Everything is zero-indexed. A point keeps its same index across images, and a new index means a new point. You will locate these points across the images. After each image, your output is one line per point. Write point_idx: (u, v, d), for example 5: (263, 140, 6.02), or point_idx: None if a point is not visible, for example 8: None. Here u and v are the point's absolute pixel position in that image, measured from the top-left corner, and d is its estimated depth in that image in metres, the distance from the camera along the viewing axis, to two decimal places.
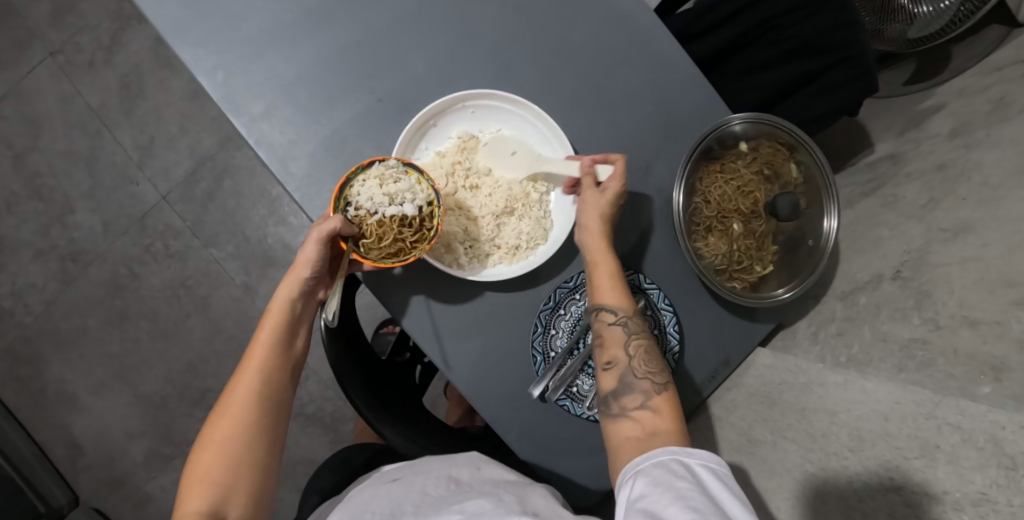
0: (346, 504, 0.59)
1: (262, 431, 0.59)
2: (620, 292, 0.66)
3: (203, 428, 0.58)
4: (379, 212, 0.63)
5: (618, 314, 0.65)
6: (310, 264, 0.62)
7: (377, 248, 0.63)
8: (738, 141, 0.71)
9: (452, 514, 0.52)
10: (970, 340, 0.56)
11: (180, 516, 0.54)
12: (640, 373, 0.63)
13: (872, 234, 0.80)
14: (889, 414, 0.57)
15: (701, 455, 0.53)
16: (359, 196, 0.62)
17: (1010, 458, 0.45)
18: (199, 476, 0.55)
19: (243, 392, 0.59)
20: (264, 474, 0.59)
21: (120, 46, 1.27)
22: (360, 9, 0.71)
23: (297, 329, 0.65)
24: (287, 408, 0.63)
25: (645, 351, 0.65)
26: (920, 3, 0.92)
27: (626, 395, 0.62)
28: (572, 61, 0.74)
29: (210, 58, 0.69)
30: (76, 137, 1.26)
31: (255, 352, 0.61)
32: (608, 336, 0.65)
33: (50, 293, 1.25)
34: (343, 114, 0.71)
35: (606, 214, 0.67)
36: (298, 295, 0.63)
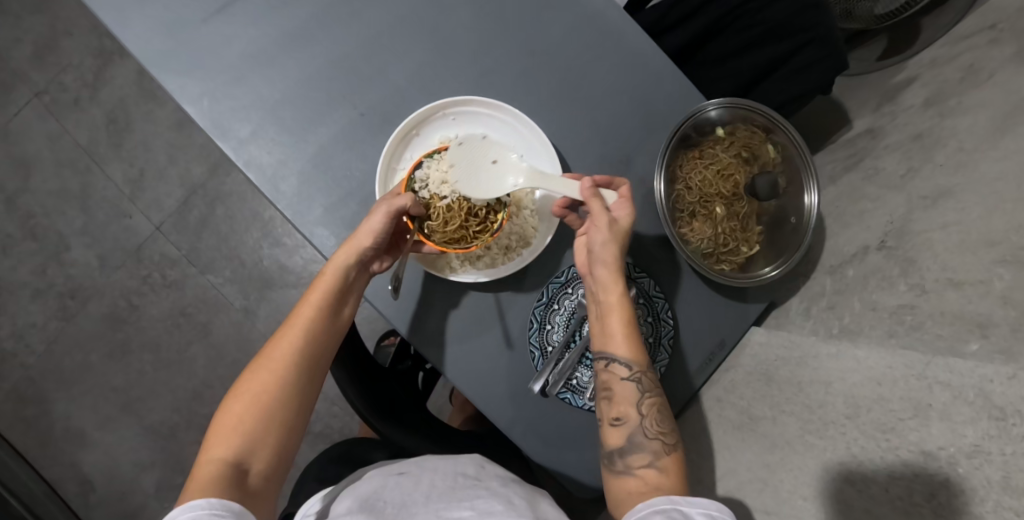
0: (353, 492, 0.59)
1: (297, 391, 0.60)
2: (633, 345, 0.64)
3: (240, 377, 0.60)
4: (449, 197, 0.68)
5: (631, 369, 0.64)
6: (372, 235, 0.64)
7: (442, 231, 0.69)
8: (714, 127, 0.73)
9: (463, 510, 0.52)
10: (956, 301, 0.57)
11: (200, 462, 0.54)
12: (651, 432, 0.61)
13: (855, 207, 0.81)
14: (882, 379, 0.58)
15: (703, 504, 0.52)
16: (429, 181, 0.68)
17: (1000, 409, 0.46)
18: (228, 425, 0.56)
19: (286, 348, 0.61)
20: (289, 434, 0.59)
21: (104, 83, 1.28)
22: (338, 27, 0.73)
23: (346, 298, 0.66)
24: (322, 374, 0.64)
25: (658, 410, 0.64)
26: None
27: (634, 452, 0.61)
28: (548, 61, 0.76)
29: (195, 86, 0.71)
30: (67, 175, 1.27)
31: (302, 311, 0.64)
32: (618, 390, 0.64)
33: (51, 331, 1.26)
34: (328, 130, 0.73)
35: (618, 248, 0.66)
36: (354, 264, 0.65)
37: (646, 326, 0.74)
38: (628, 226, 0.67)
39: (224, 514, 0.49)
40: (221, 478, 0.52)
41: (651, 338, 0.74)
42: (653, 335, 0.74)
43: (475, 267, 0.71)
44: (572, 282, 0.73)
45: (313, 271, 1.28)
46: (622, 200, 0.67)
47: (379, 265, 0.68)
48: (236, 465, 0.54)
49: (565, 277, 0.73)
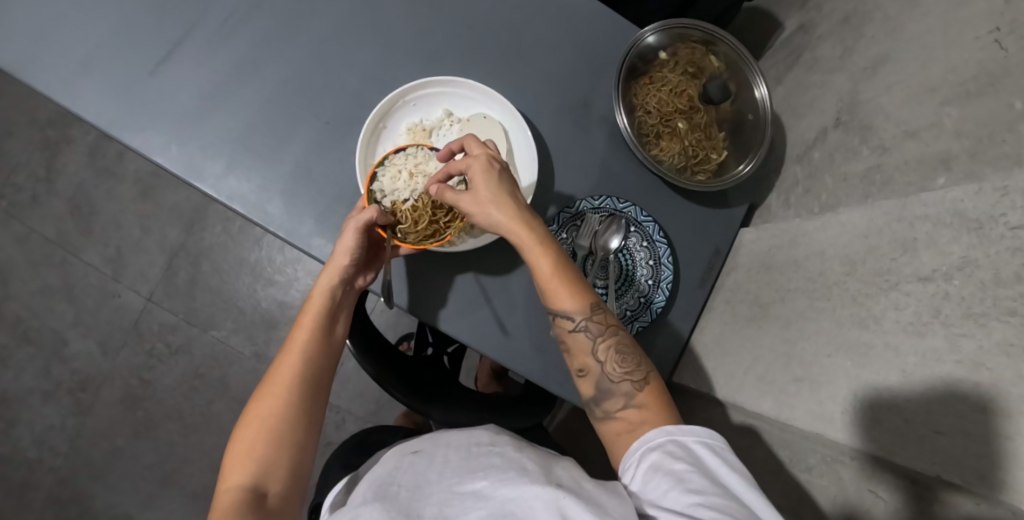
0: (369, 480, 0.57)
1: (305, 412, 0.61)
2: (572, 294, 0.63)
3: (247, 406, 0.61)
4: (410, 198, 0.71)
5: (575, 319, 0.63)
6: (349, 252, 0.67)
7: (414, 231, 0.71)
8: (657, 52, 0.77)
9: (476, 480, 0.52)
10: (915, 148, 0.61)
11: (221, 492, 0.56)
12: (616, 376, 0.62)
13: (806, 97, 0.85)
14: (868, 232, 0.62)
15: (696, 432, 0.54)
16: (388, 187, 0.70)
17: (975, 221, 0.50)
18: (242, 452, 0.57)
19: (286, 372, 0.62)
20: (302, 453, 0.60)
21: (57, 173, 1.28)
22: (283, 49, 0.76)
23: (336, 316, 0.69)
24: (326, 392, 0.66)
25: (616, 350, 0.63)
26: None
27: (607, 398, 0.62)
28: (485, 31, 0.78)
29: (161, 137, 0.73)
30: (46, 272, 1.26)
31: (298, 335, 0.65)
32: (573, 343, 0.64)
33: (70, 428, 1.24)
34: (300, 145, 0.74)
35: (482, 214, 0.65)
36: (337, 283, 0.68)
37: (644, 250, 0.76)
38: (486, 183, 0.64)
39: None
40: (240, 504, 0.53)
41: (651, 261, 0.77)
42: (653, 257, 0.77)
43: (473, 235, 0.73)
44: (564, 227, 0.75)
45: None
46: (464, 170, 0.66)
47: (361, 280, 0.72)
48: (255, 490, 0.55)
49: (558, 223, 0.75)
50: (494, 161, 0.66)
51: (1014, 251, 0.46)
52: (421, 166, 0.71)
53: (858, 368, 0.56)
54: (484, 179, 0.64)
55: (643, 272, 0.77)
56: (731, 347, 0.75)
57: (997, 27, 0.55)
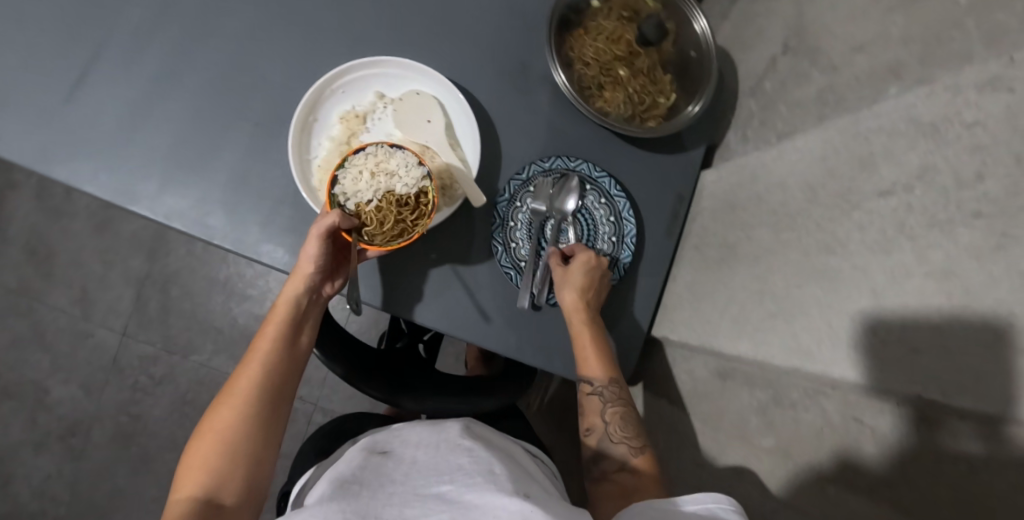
0: (331, 478, 0.60)
1: (265, 423, 0.60)
2: (597, 361, 0.67)
3: (204, 416, 0.59)
4: (374, 198, 0.66)
5: (594, 384, 0.67)
6: (313, 261, 0.64)
7: (381, 232, 0.66)
8: (588, 2, 0.73)
9: (442, 485, 0.56)
10: (865, 61, 0.58)
11: (173, 504, 0.54)
12: (616, 438, 0.64)
13: (752, 27, 0.82)
14: (825, 154, 0.59)
15: (701, 499, 0.52)
16: (351, 189, 0.65)
17: (930, 125, 0.48)
18: (197, 463, 0.56)
19: (246, 381, 0.61)
20: (261, 464, 0.58)
21: (7, 220, 1.24)
22: (198, 53, 0.72)
23: (301, 326, 0.67)
24: (287, 402, 0.64)
25: (623, 418, 0.66)
26: None
27: (604, 459, 0.64)
28: (409, 4, 0.75)
29: (86, 165, 0.69)
30: (14, 322, 1.23)
31: (259, 343, 0.64)
32: (588, 404, 0.68)
33: (67, 475, 1.23)
34: (232, 151, 0.71)
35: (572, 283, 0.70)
36: (303, 292, 0.66)
37: (603, 207, 0.75)
38: (580, 270, 0.70)
39: None
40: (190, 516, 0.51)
41: (612, 217, 0.75)
42: (613, 213, 0.75)
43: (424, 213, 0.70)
44: (518, 195, 0.72)
45: None
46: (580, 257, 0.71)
47: (331, 287, 0.70)
48: (208, 501, 0.54)
49: (509, 192, 0.72)
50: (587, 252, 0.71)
51: (974, 150, 0.43)
52: (381, 163, 0.65)
53: (828, 294, 0.54)
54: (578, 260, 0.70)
55: (605, 229, 0.75)
56: (705, 293, 0.73)
57: None
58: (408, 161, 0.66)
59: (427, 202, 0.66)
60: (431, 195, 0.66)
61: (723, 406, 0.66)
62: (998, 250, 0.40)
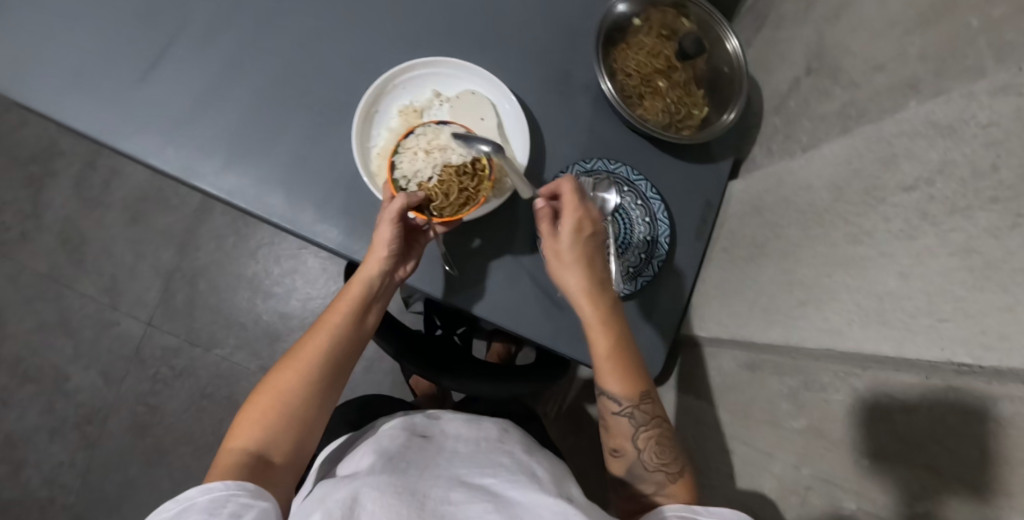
0: (374, 451, 0.62)
1: (320, 392, 0.64)
2: (623, 380, 0.65)
3: (269, 373, 0.64)
4: (434, 174, 0.72)
5: (622, 403, 0.65)
6: (387, 244, 0.67)
7: (448, 204, 0.71)
8: (630, 21, 0.79)
9: (485, 478, 0.55)
10: (886, 77, 0.64)
11: (227, 448, 0.59)
12: (651, 466, 0.63)
13: (776, 52, 0.89)
14: (850, 157, 0.64)
15: (722, 513, 0.56)
16: (410, 169, 0.71)
17: (948, 127, 0.53)
18: (254, 416, 0.60)
19: (312, 350, 0.65)
20: (308, 431, 0.62)
21: (43, 207, 1.27)
22: (266, 45, 0.77)
23: (369, 306, 0.70)
24: (345, 376, 0.68)
25: (656, 441, 0.64)
26: None
27: (636, 483, 0.64)
28: (463, 14, 0.81)
29: (155, 141, 0.74)
30: (40, 307, 1.25)
31: (330, 316, 0.68)
32: (614, 425, 0.66)
33: (80, 463, 1.22)
34: (292, 136, 0.76)
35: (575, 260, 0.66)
36: (378, 272, 0.68)
37: (639, 208, 0.79)
38: (574, 241, 0.66)
39: (240, 493, 0.52)
40: (240, 468, 0.56)
41: (647, 218, 0.79)
42: (648, 214, 0.80)
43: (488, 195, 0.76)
44: None
45: (313, 310, 1.30)
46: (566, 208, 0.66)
47: (403, 269, 0.72)
48: (257, 456, 0.58)
49: None
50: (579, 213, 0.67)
51: (989, 145, 0.48)
52: (433, 141, 0.72)
53: (857, 280, 0.58)
54: (568, 223, 0.66)
55: (640, 229, 0.79)
56: (733, 290, 0.77)
57: None
58: (457, 134, 0.72)
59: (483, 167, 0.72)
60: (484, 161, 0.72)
61: (752, 393, 0.70)
62: (1013, 229, 0.44)
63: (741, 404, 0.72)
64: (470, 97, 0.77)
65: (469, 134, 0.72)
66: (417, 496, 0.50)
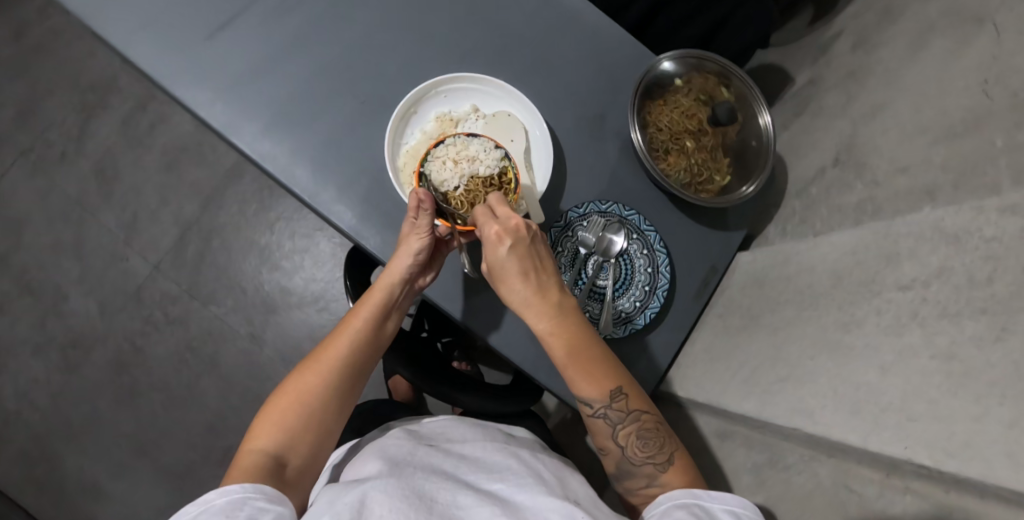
0: (378, 454, 0.64)
1: (337, 396, 0.66)
2: (592, 383, 0.63)
3: (288, 376, 0.66)
4: (460, 183, 0.76)
5: (594, 406, 0.64)
6: (412, 255, 0.69)
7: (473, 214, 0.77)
8: (672, 79, 0.82)
9: (494, 482, 0.60)
10: (906, 181, 0.66)
11: (247, 449, 0.61)
12: (637, 460, 0.64)
13: (809, 140, 0.91)
14: (855, 249, 0.66)
15: (724, 499, 0.58)
16: (435, 176, 0.75)
17: (953, 235, 0.54)
18: (273, 418, 0.63)
19: (333, 355, 0.67)
20: (325, 435, 0.65)
21: (88, 136, 1.33)
22: (330, 30, 0.81)
23: (389, 312, 0.72)
24: (363, 381, 0.70)
25: (637, 436, 0.64)
26: None
27: (629, 478, 0.65)
28: (518, 40, 0.85)
29: (207, 94, 0.78)
30: (60, 228, 1.29)
31: (352, 319, 0.69)
32: (594, 427, 0.66)
33: (54, 385, 1.25)
34: (333, 118, 0.80)
35: (507, 271, 0.62)
36: (398, 282, 0.71)
37: (644, 257, 0.80)
38: (501, 255, 0.62)
39: (258, 496, 0.54)
40: (261, 469, 0.58)
41: (650, 268, 0.80)
42: (651, 265, 0.80)
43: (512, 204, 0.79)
44: (571, 225, 0.79)
45: (315, 291, 1.32)
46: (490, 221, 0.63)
47: (424, 279, 0.74)
48: (275, 459, 0.60)
49: (565, 221, 0.79)
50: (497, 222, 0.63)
51: (987, 258, 0.49)
52: (460, 151, 0.75)
53: (840, 367, 0.58)
54: (489, 237, 0.62)
55: (641, 277, 0.80)
56: (720, 355, 0.78)
57: (986, 78, 0.61)
58: (486, 146, 0.75)
59: (509, 181, 0.76)
60: (510, 174, 0.76)
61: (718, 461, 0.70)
62: (997, 341, 0.45)
63: (708, 470, 0.73)
64: (503, 117, 0.80)
65: (498, 146, 0.75)
66: (425, 502, 0.54)
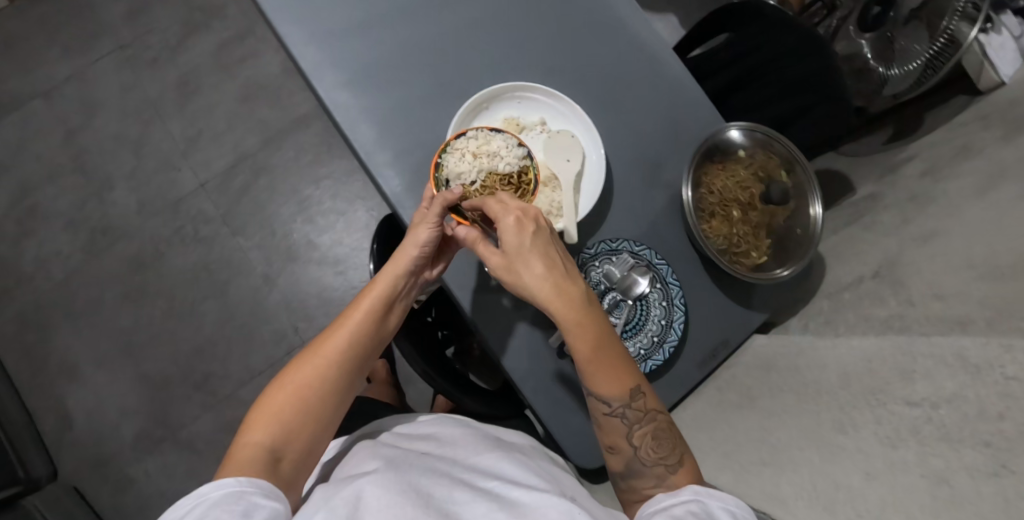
0: (374, 455, 0.63)
1: (336, 387, 0.65)
2: (609, 380, 0.63)
3: (283, 371, 0.65)
4: (477, 178, 0.74)
5: (612, 405, 0.63)
6: (420, 246, 0.70)
7: None
8: (737, 148, 0.83)
9: (491, 480, 0.59)
10: (939, 308, 0.65)
11: (243, 443, 0.59)
12: (648, 461, 0.63)
13: (853, 249, 0.91)
14: (871, 356, 0.65)
15: (722, 497, 0.57)
16: (452, 167, 0.74)
17: (974, 366, 0.52)
18: (270, 413, 0.61)
19: (331, 348, 0.66)
20: (321, 426, 0.63)
21: (183, 49, 1.40)
22: (432, 13, 0.85)
23: (392, 306, 0.72)
24: (362, 373, 0.69)
25: (652, 436, 0.64)
26: (891, 65, 1.02)
27: (637, 479, 0.64)
28: (605, 70, 0.86)
29: (305, 36, 0.83)
30: (130, 123, 1.36)
31: (352, 313, 0.68)
32: (607, 425, 0.65)
33: (74, 263, 1.30)
34: (410, 92, 0.83)
35: (527, 254, 0.61)
36: (401, 276, 0.71)
37: (660, 308, 0.79)
38: (522, 240, 0.61)
39: (253, 490, 0.53)
40: (258, 461, 0.57)
41: (663, 320, 0.79)
42: (666, 318, 0.79)
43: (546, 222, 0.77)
44: (599, 256, 0.79)
45: (337, 253, 1.33)
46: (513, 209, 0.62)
47: (429, 272, 0.75)
48: (271, 451, 0.59)
49: (594, 250, 0.79)
50: (517, 210, 0.63)
51: (1002, 395, 0.48)
52: (484, 147, 0.75)
53: (824, 462, 0.59)
54: (510, 226, 0.61)
55: (652, 327, 0.78)
56: (709, 426, 0.78)
57: None
58: (508, 143, 0.75)
59: (526, 179, 0.75)
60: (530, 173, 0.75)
61: None
62: (992, 475, 0.45)
63: None
64: (565, 137, 0.79)
65: (520, 145, 0.75)
66: (423, 495, 0.53)
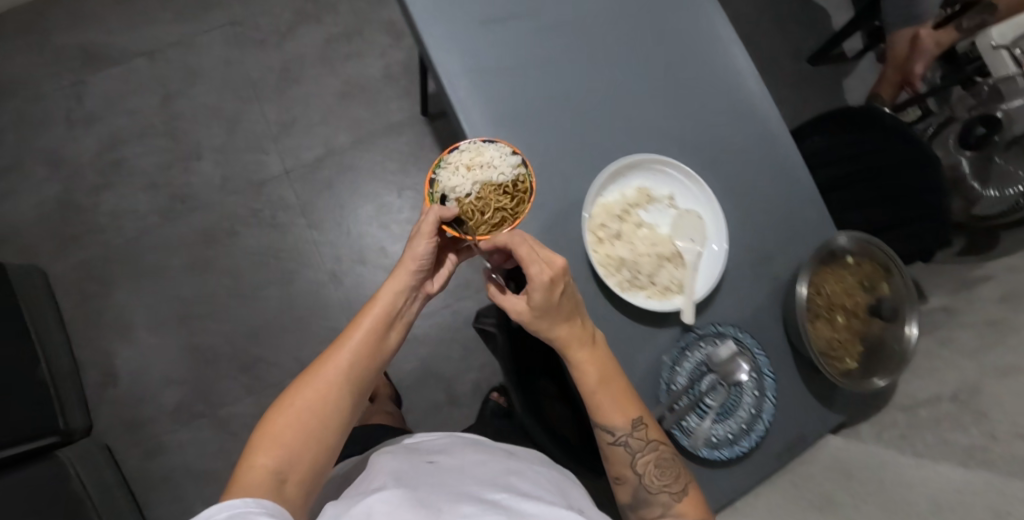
0: (386, 468, 0.64)
1: (342, 400, 0.67)
2: (618, 413, 0.73)
3: (284, 392, 0.66)
4: (471, 189, 0.81)
5: (617, 435, 0.73)
6: (418, 260, 0.74)
7: (483, 221, 0.82)
8: (846, 254, 0.86)
9: (499, 493, 0.60)
10: None
11: (247, 467, 0.60)
12: (653, 488, 0.73)
13: (929, 365, 0.95)
14: (964, 488, 0.69)
15: None
16: (446, 183, 0.81)
17: None
18: (271, 436, 0.62)
19: (335, 365, 0.68)
20: (326, 444, 0.65)
21: (293, 36, 1.41)
22: (582, 72, 0.87)
23: (393, 323, 0.75)
24: (366, 387, 0.71)
25: (654, 465, 0.74)
26: (987, 187, 1.09)
27: (644, 504, 0.75)
28: (732, 156, 0.89)
29: (459, 72, 0.83)
30: (227, 98, 1.37)
31: (353, 332, 0.71)
32: (614, 455, 0.75)
33: (148, 224, 1.32)
34: (552, 145, 0.84)
35: (547, 304, 0.68)
36: (401, 291, 0.74)
37: (753, 396, 0.81)
38: (542, 291, 0.66)
39: (258, 508, 0.53)
40: (265, 484, 0.58)
41: (753, 409, 0.81)
42: (756, 407, 0.81)
43: (666, 297, 0.80)
44: (706, 337, 0.82)
45: None
46: (533, 258, 0.66)
47: (430, 286, 0.80)
48: (277, 473, 0.60)
49: (702, 330, 0.82)
50: (544, 262, 0.66)
51: None
52: (477, 160, 0.80)
53: None
54: (539, 282, 0.65)
55: (743, 413, 0.81)
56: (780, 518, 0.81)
57: None
58: (502, 151, 0.79)
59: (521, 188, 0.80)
60: (525, 181, 0.80)
61: None
62: None
63: None
64: (692, 218, 0.82)
65: (514, 152, 0.79)
66: (431, 510, 0.54)
